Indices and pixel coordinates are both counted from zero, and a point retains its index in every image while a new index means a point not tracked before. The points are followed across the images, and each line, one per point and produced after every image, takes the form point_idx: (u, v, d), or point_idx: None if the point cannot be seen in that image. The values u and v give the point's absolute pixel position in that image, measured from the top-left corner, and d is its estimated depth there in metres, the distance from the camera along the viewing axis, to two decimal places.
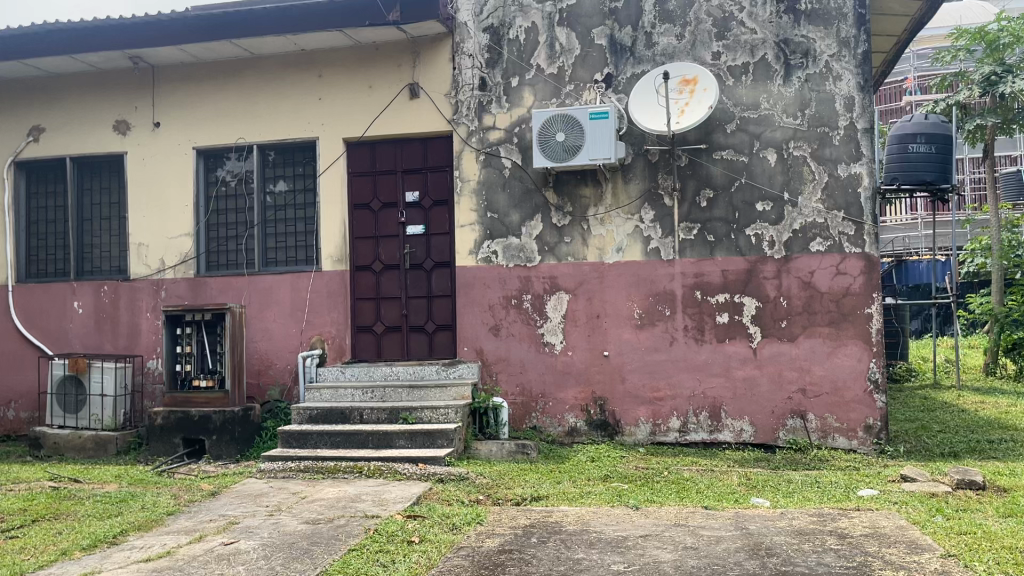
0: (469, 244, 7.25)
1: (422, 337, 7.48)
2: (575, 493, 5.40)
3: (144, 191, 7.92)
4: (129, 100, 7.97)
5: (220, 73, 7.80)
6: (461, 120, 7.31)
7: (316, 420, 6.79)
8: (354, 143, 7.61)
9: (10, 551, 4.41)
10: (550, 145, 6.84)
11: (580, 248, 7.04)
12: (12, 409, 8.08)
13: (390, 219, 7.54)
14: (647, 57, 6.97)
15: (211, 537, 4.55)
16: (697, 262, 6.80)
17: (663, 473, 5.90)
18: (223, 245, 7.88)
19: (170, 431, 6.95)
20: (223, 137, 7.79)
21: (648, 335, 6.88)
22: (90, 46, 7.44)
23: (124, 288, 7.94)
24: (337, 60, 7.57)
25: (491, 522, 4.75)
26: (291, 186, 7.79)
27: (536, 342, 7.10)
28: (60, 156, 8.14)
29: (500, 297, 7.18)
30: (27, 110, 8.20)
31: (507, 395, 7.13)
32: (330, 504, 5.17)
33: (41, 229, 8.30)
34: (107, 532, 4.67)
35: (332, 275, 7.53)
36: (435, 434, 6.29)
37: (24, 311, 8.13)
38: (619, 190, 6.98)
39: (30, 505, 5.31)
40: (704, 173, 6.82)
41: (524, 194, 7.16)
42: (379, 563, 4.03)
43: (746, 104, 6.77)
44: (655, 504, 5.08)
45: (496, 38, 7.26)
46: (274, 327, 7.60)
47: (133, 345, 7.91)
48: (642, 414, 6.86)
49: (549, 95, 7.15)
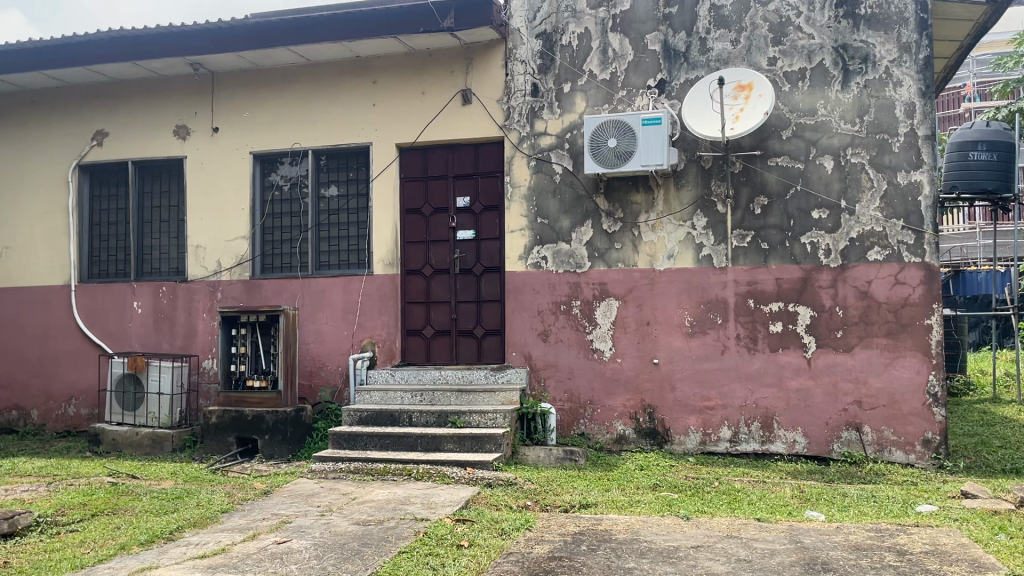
0: (519, 249, 7.27)
1: (472, 341, 7.50)
2: (624, 501, 5.35)
3: (202, 195, 8.10)
4: (189, 106, 8.17)
5: (278, 80, 7.94)
6: (512, 126, 7.33)
7: (366, 422, 6.86)
8: (407, 148, 7.69)
9: (72, 544, 4.53)
10: (601, 151, 6.82)
11: (631, 254, 7.00)
12: (73, 405, 8.31)
13: (440, 224, 7.60)
14: (701, 63, 6.91)
15: (265, 536, 4.61)
16: (751, 270, 6.71)
17: (713, 484, 5.82)
18: (278, 248, 8.02)
19: (224, 429, 7.08)
20: (279, 142, 7.92)
21: (698, 343, 6.80)
22: (152, 54, 7.63)
23: (182, 289, 8.12)
24: (391, 66, 7.65)
25: (540, 528, 4.74)
26: (344, 191, 7.89)
27: (586, 349, 7.07)
28: (122, 160, 8.36)
29: (550, 303, 7.17)
30: (92, 115, 8.44)
31: (555, 401, 7.12)
32: (380, 506, 5.21)
33: (104, 231, 8.54)
34: (165, 528, 4.78)
35: (383, 278, 7.60)
36: (483, 438, 6.30)
37: (86, 310, 8.35)
38: (670, 197, 6.93)
39: (90, 500, 5.45)
40: (759, 180, 6.73)
41: (575, 200, 7.15)
42: (429, 566, 4.05)
43: (802, 110, 6.67)
44: (705, 515, 5.01)
45: (548, 44, 7.27)
46: (326, 329, 7.71)
47: (190, 345, 8.08)
48: (693, 423, 6.78)
49: (601, 101, 7.13)
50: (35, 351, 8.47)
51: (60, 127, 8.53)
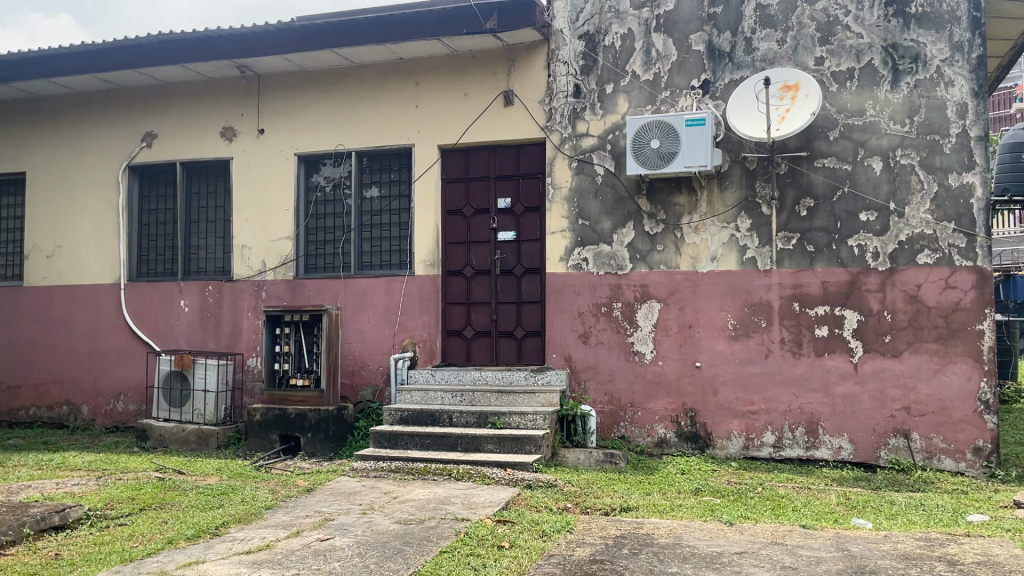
0: (560, 251, 7.25)
1: (512, 342, 7.50)
2: (665, 505, 5.30)
3: (247, 196, 8.23)
4: (236, 108, 8.30)
5: (323, 82, 8.04)
6: (554, 127, 7.32)
7: (407, 422, 6.88)
8: (449, 150, 7.72)
9: (121, 538, 4.63)
10: (643, 152, 6.78)
11: (673, 256, 6.94)
12: (121, 401, 8.49)
13: (482, 225, 7.62)
14: (746, 63, 6.83)
15: (308, 533, 4.66)
16: (796, 273, 6.61)
17: (756, 489, 5.75)
18: (321, 248, 8.11)
19: (268, 427, 7.18)
20: (323, 144, 8.02)
21: (741, 346, 6.72)
22: (201, 56, 7.76)
23: (227, 288, 8.25)
24: (434, 68, 7.69)
25: (581, 531, 4.72)
26: (386, 192, 7.95)
27: (627, 351, 7.02)
28: (171, 161, 8.52)
29: (591, 305, 7.14)
30: (143, 117, 8.62)
31: (595, 403, 7.09)
32: (420, 505, 5.24)
33: (153, 230, 8.71)
34: (211, 523, 4.86)
35: (425, 279, 7.64)
36: (523, 439, 6.29)
37: (135, 308, 8.53)
38: (713, 199, 6.86)
39: (138, 494, 5.56)
40: (805, 182, 6.63)
41: (616, 201, 7.11)
42: (470, 567, 4.05)
43: (850, 110, 6.56)
44: (748, 521, 4.94)
45: (591, 45, 7.25)
46: (368, 329, 7.77)
47: (235, 344, 8.21)
48: (735, 427, 6.70)
49: (644, 102, 7.08)
50: (85, 348, 8.66)
51: (111, 128, 8.72)
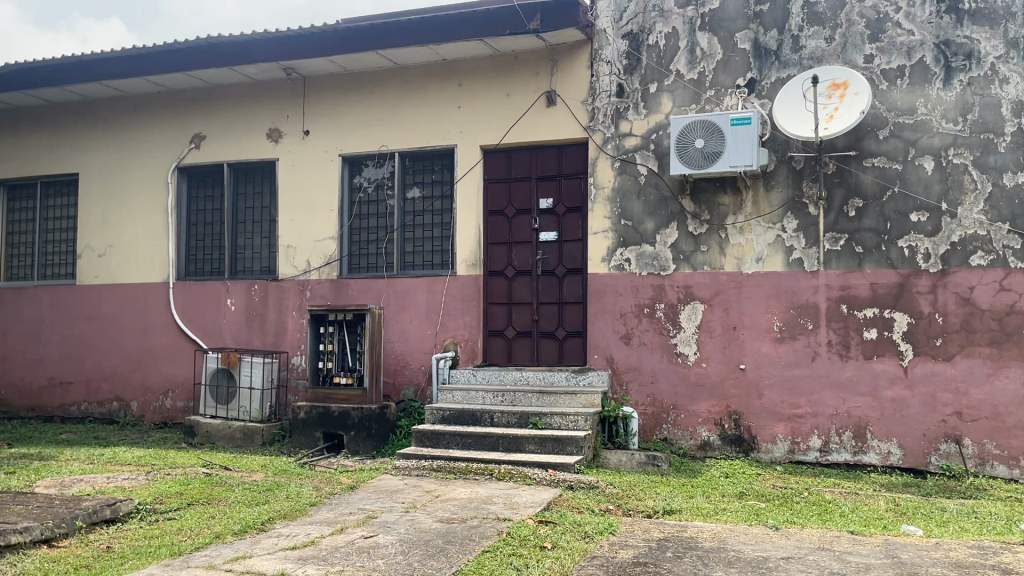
0: (602, 251, 7.22)
1: (554, 343, 7.49)
2: (709, 509, 5.25)
3: (292, 197, 8.34)
4: (282, 110, 8.41)
5: (366, 84, 8.11)
6: (597, 127, 7.30)
7: (448, 421, 6.90)
8: (491, 150, 7.74)
9: (170, 531, 4.72)
10: (688, 152, 6.71)
11: (717, 257, 6.87)
12: (169, 398, 8.65)
13: (523, 226, 7.62)
14: (793, 61, 6.73)
15: (353, 530, 4.70)
16: (844, 275, 6.50)
17: (802, 494, 5.66)
18: (365, 248, 8.18)
19: (312, 424, 7.26)
20: (366, 146, 8.09)
21: (787, 349, 6.62)
22: (248, 59, 7.89)
23: (273, 288, 8.36)
24: (476, 69, 7.71)
25: (624, 533, 4.69)
26: (429, 192, 7.99)
27: (669, 353, 6.96)
28: (219, 162, 8.67)
29: (633, 306, 7.10)
30: (191, 119, 8.78)
31: (637, 405, 7.04)
32: (463, 505, 5.25)
33: (200, 230, 8.87)
34: (257, 519, 4.93)
35: (466, 279, 7.67)
36: (565, 440, 6.27)
37: (183, 307, 8.69)
38: (759, 199, 6.76)
39: (186, 489, 5.66)
40: (854, 182, 6.52)
41: (660, 201, 7.06)
42: (513, 567, 4.05)
43: (901, 109, 6.43)
44: (795, 526, 4.87)
45: (635, 44, 7.21)
46: (410, 328, 7.82)
47: (279, 343, 8.32)
48: (781, 431, 6.60)
49: (688, 101, 7.02)
50: (134, 345, 8.85)
51: (161, 130, 8.90)
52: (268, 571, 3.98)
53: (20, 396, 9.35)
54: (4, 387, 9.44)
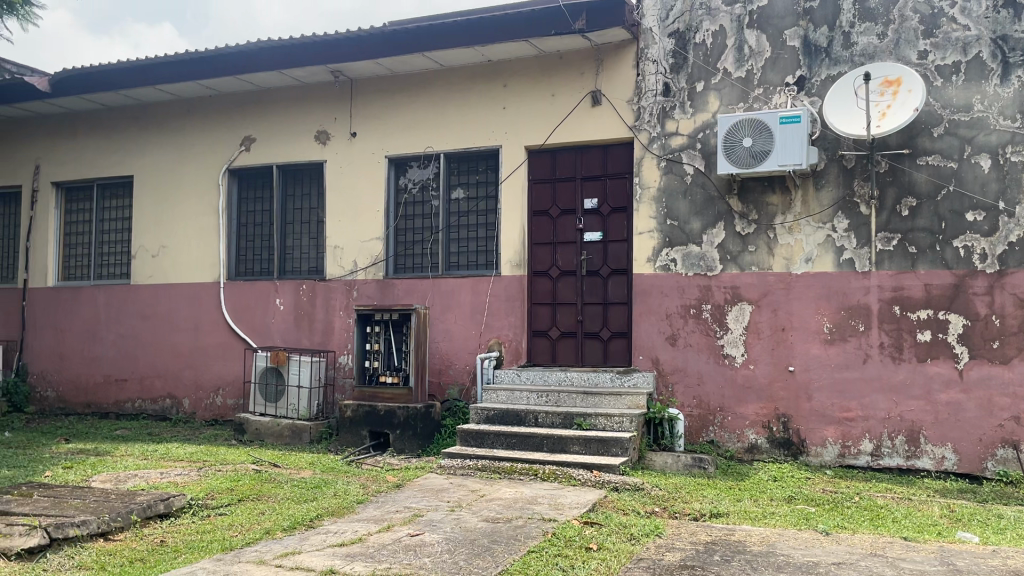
0: (648, 251, 7.18)
1: (598, 344, 7.47)
2: (757, 512, 5.18)
3: (339, 198, 8.45)
4: (330, 112, 8.52)
5: (411, 86, 8.18)
6: (642, 126, 7.25)
7: (493, 421, 6.92)
8: (536, 151, 7.74)
9: (221, 527, 4.81)
10: (735, 151, 6.63)
11: (766, 257, 6.77)
12: (220, 395, 8.82)
13: (568, 226, 7.61)
14: (844, 58, 6.61)
15: (399, 528, 4.74)
16: (897, 275, 6.36)
17: (853, 499, 5.56)
18: (410, 248, 8.25)
19: (358, 423, 7.34)
20: (412, 147, 8.15)
21: (838, 351, 6.51)
22: (296, 62, 8.01)
23: (320, 288, 8.48)
24: (521, 69, 7.72)
25: (670, 536, 4.66)
26: (473, 193, 8.03)
27: (716, 354, 6.89)
28: (268, 164, 8.82)
29: (679, 307, 7.04)
30: (241, 122, 8.94)
31: (683, 406, 6.98)
32: (507, 504, 5.26)
33: (250, 230, 9.03)
34: (306, 515, 5.00)
35: (511, 279, 7.68)
36: (609, 442, 6.24)
37: (233, 306, 8.85)
38: (809, 198, 6.66)
39: (237, 486, 5.77)
40: (907, 180, 6.38)
41: (706, 201, 6.99)
42: (558, 567, 4.05)
43: (957, 106, 6.27)
44: (845, 531, 4.78)
45: (681, 42, 7.15)
46: (455, 328, 7.87)
47: (326, 341, 8.43)
48: (831, 434, 6.49)
49: (736, 100, 6.94)
50: (186, 344, 9.05)
51: (212, 133, 9.08)
52: (317, 567, 4.03)
53: (78, 393, 9.62)
54: (62, 384, 9.71)
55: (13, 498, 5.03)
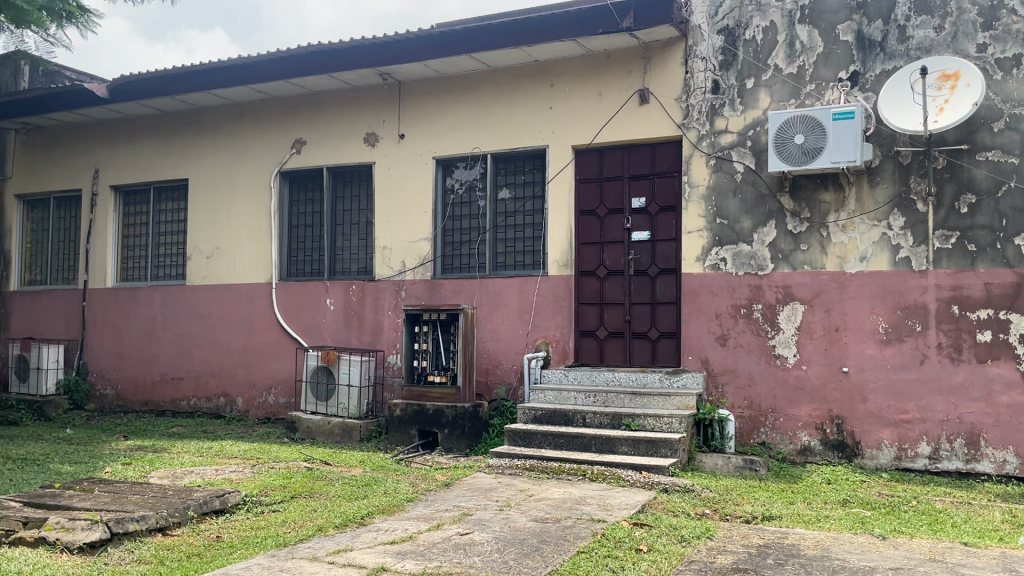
0: (697, 250, 7.11)
1: (646, 344, 7.42)
2: (811, 516, 5.09)
3: (388, 199, 8.53)
4: (378, 115, 8.61)
5: (458, 87, 8.23)
6: (691, 124, 7.18)
7: (541, 421, 6.92)
8: (583, 150, 7.72)
9: (275, 523, 4.90)
10: (787, 148, 6.53)
11: (818, 256, 6.66)
12: (272, 394, 8.98)
13: (615, 226, 7.57)
14: (899, 53, 6.46)
15: (449, 527, 4.77)
16: (955, 274, 6.20)
17: (910, 503, 5.43)
18: (457, 249, 8.29)
19: (407, 422, 7.41)
20: (459, 148, 8.19)
21: (894, 351, 6.36)
22: (346, 65, 8.12)
23: (369, 288, 8.57)
24: (568, 69, 7.71)
25: (722, 538, 4.60)
26: (520, 193, 8.04)
27: (768, 355, 6.79)
28: (317, 167, 8.94)
29: (729, 306, 6.96)
30: (292, 125, 9.09)
31: (734, 408, 6.90)
32: (556, 505, 5.26)
33: (300, 232, 9.17)
34: (357, 513, 5.06)
35: (558, 279, 7.68)
36: (658, 442, 6.20)
37: (285, 306, 9.00)
38: (863, 195, 6.52)
39: (289, 483, 5.87)
40: (966, 177, 6.21)
41: (757, 199, 6.89)
42: (608, 568, 4.04)
43: (1017, 100, 6.09)
44: (903, 536, 4.68)
45: (731, 39, 7.07)
46: (503, 328, 7.89)
47: (376, 341, 8.52)
48: (887, 436, 6.36)
49: (788, 96, 6.83)
50: (240, 343, 9.23)
51: (264, 136, 9.25)
52: (368, 565, 4.08)
53: (135, 391, 9.87)
54: (121, 383, 9.98)
55: (75, 493, 5.18)
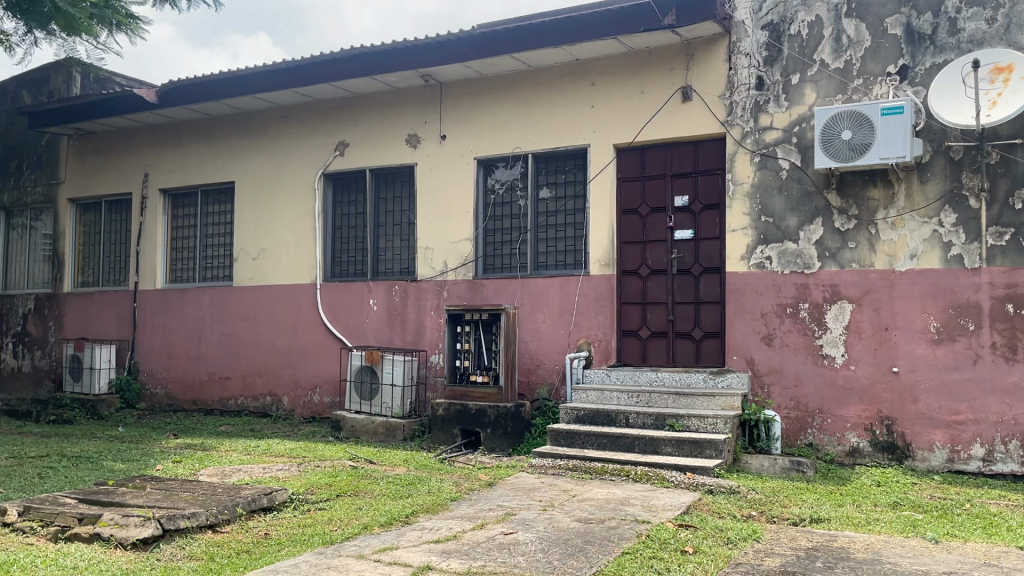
0: (741, 249, 7.03)
1: (690, 343, 7.36)
2: (860, 518, 5.00)
3: (430, 199, 8.58)
4: (419, 116, 8.67)
5: (499, 88, 8.24)
6: (735, 121, 7.10)
7: (583, 421, 6.90)
8: (625, 149, 7.68)
9: (321, 521, 4.96)
10: (833, 144, 6.42)
11: (867, 254, 6.53)
12: (317, 393, 9.08)
13: (658, 224, 7.52)
14: (950, 46, 6.31)
15: (493, 526, 4.78)
16: (1009, 272, 6.04)
17: (964, 506, 5.30)
18: (499, 249, 8.30)
19: (450, 422, 7.44)
20: (500, 148, 8.21)
21: (946, 351, 6.22)
22: (388, 67, 8.18)
23: (412, 288, 8.63)
24: (610, 67, 7.67)
25: (769, 540, 4.54)
26: (561, 193, 8.02)
27: (815, 355, 6.68)
28: (360, 169, 9.03)
29: (775, 306, 6.87)
30: (335, 127, 9.19)
31: (780, 408, 6.81)
32: (600, 505, 5.24)
33: (344, 233, 9.26)
34: (402, 511, 5.10)
35: (600, 278, 7.65)
36: (703, 443, 6.13)
37: (329, 306, 9.10)
38: (913, 192, 6.38)
39: (335, 481, 5.94)
40: (1020, 171, 6.04)
41: (803, 196, 6.79)
42: (654, 569, 4.01)
43: None
44: (956, 540, 4.57)
45: (775, 34, 6.97)
46: (544, 328, 7.88)
47: (418, 341, 8.58)
48: (939, 438, 6.22)
49: (834, 91, 6.72)
50: (285, 343, 9.36)
51: (308, 138, 9.36)
52: (414, 563, 4.11)
53: (184, 390, 10.07)
54: (170, 382, 10.19)
55: (128, 490, 5.31)
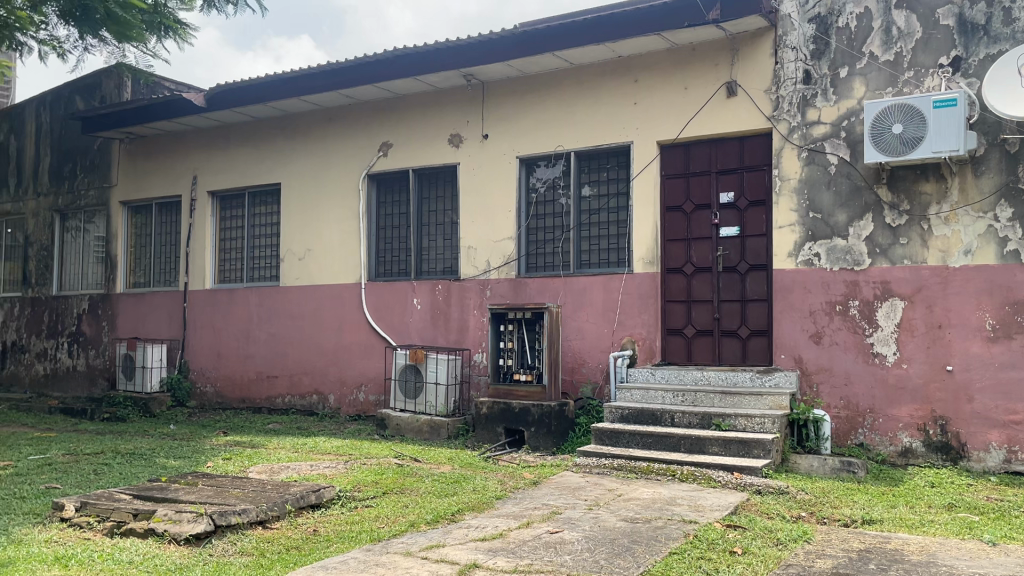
0: (788, 246, 6.93)
1: (736, 342, 7.28)
2: (914, 520, 4.89)
3: (472, 198, 8.61)
4: (462, 115, 8.70)
5: (541, 86, 8.23)
6: (782, 116, 7.00)
7: (628, 420, 6.86)
8: (668, 145, 7.62)
9: (369, 518, 5.00)
10: (883, 138, 6.29)
11: (919, 250, 6.39)
12: (362, 391, 9.17)
13: (703, 221, 7.45)
14: (1005, 36, 6.14)
15: (538, 525, 4.78)
16: None
17: (1022, 508, 5.15)
18: (542, 247, 8.30)
19: (494, 420, 7.46)
20: (542, 146, 8.20)
21: (1002, 349, 6.05)
22: (431, 67, 8.22)
23: (455, 287, 8.67)
24: (653, 63, 7.62)
25: (820, 542, 4.47)
26: (604, 191, 7.99)
27: (865, 353, 6.56)
28: (404, 169, 9.10)
29: (824, 303, 6.75)
30: (379, 128, 9.26)
31: (830, 408, 6.70)
32: (646, 505, 5.21)
33: (387, 233, 9.33)
34: (447, 509, 5.13)
35: (644, 276, 7.60)
36: (750, 443, 6.06)
37: (373, 306, 9.19)
38: (967, 186, 6.23)
39: (381, 479, 5.99)
40: None
41: (852, 192, 6.66)
42: (702, 570, 3.97)
43: None
44: (1015, 542, 4.45)
45: (823, 27, 6.86)
46: (588, 326, 7.86)
47: (462, 339, 8.62)
48: (995, 438, 6.06)
49: (884, 84, 6.58)
50: (331, 341, 9.47)
51: (352, 139, 9.46)
52: (461, 561, 4.12)
53: (233, 388, 10.25)
54: (219, 380, 10.38)
55: (181, 486, 5.41)
